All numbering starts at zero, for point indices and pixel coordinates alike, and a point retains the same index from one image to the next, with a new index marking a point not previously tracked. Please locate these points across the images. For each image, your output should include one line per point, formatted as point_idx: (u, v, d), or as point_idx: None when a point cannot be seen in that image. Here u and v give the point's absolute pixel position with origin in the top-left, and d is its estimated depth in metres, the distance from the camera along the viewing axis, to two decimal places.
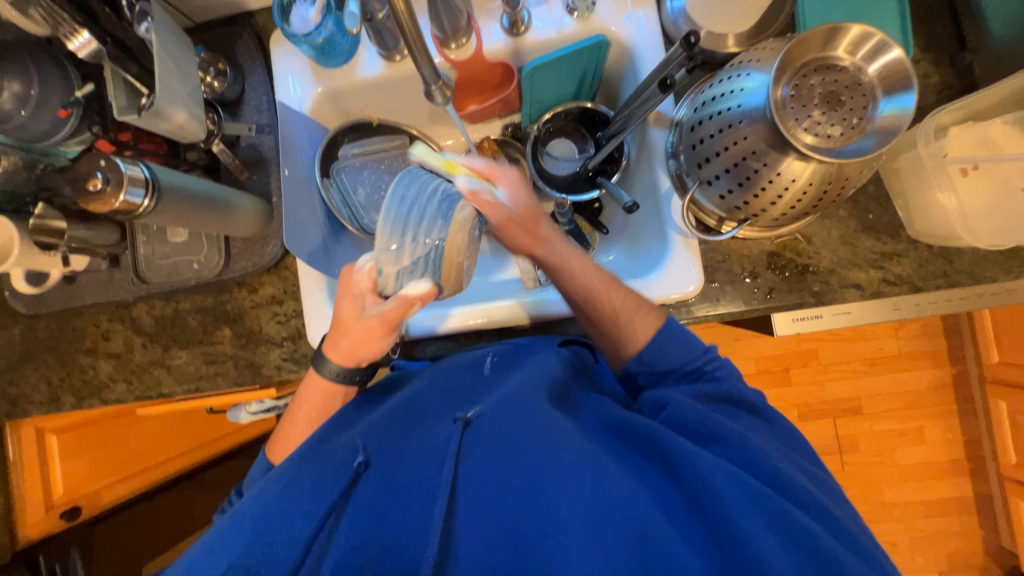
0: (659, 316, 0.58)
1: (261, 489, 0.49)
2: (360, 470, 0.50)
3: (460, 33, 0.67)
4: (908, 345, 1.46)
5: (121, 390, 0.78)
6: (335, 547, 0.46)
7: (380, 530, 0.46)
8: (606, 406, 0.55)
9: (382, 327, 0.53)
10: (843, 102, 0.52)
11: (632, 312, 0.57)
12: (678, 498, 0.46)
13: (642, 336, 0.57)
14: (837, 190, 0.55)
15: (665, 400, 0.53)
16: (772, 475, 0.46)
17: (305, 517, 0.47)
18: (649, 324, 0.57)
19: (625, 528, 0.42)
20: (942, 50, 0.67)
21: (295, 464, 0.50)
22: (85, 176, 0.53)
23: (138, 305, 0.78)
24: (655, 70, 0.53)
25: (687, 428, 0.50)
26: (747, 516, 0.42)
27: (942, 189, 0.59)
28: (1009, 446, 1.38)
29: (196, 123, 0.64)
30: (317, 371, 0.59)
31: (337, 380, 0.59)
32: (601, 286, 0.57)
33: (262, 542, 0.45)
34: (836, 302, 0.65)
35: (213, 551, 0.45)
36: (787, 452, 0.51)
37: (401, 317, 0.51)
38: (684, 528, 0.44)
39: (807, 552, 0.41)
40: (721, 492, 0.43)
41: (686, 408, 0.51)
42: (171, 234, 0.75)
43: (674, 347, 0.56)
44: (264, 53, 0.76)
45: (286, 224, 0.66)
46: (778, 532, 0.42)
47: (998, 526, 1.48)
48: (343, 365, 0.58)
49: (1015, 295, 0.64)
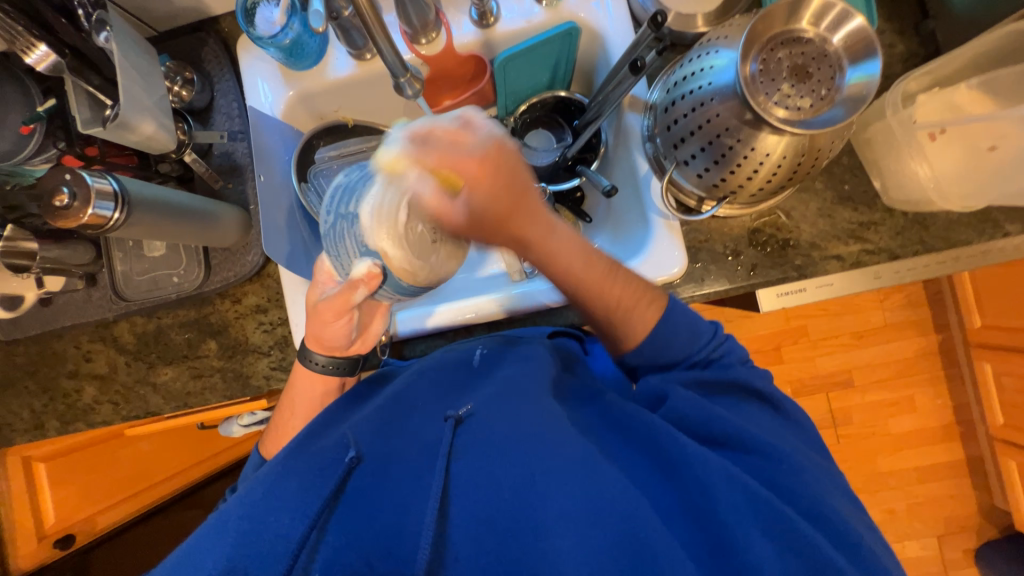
0: (662, 303, 0.55)
1: (247, 488, 0.49)
2: (354, 464, 0.50)
3: (429, 27, 0.66)
4: (893, 315, 1.49)
5: (107, 411, 0.76)
6: (324, 548, 0.45)
7: (369, 530, 0.46)
8: (607, 402, 0.56)
9: (332, 312, 0.55)
10: (811, 74, 0.52)
11: (634, 302, 0.53)
12: (673, 498, 0.47)
13: (642, 332, 0.54)
14: (811, 162, 0.55)
15: (666, 391, 0.54)
16: (767, 475, 0.47)
17: (293, 517, 0.45)
18: (649, 315, 0.54)
19: (616, 527, 0.43)
20: (904, 20, 0.67)
21: (281, 465, 0.50)
22: (51, 192, 0.51)
23: (119, 324, 0.76)
24: (626, 52, 0.53)
25: (690, 426, 0.52)
26: (739, 522, 0.43)
27: (916, 159, 0.60)
28: (996, 408, 1.41)
29: (165, 133, 0.63)
30: (303, 365, 0.62)
31: (331, 373, 0.62)
32: (601, 278, 0.52)
33: (246, 552, 0.43)
34: (817, 275, 0.66)
35: (196, 554, 0.43)
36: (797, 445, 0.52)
37: (349, 304, 0.54)
38: (679, 531, 0.45)
39: (802, 556, 0.41)
40: (716, 493, 0.44)
41: (687, 403, 0.52)
42: (147, 249, 0.73)
43: (680, 334, 0.54)
44: (232, 59, 0.75)
45: (264, 233, 0.66)
46: (774, 538, 0.42)
47: (990, 486, 1.51)
48: (329, 356, 0.61)
49: (988, 256, 0.65)
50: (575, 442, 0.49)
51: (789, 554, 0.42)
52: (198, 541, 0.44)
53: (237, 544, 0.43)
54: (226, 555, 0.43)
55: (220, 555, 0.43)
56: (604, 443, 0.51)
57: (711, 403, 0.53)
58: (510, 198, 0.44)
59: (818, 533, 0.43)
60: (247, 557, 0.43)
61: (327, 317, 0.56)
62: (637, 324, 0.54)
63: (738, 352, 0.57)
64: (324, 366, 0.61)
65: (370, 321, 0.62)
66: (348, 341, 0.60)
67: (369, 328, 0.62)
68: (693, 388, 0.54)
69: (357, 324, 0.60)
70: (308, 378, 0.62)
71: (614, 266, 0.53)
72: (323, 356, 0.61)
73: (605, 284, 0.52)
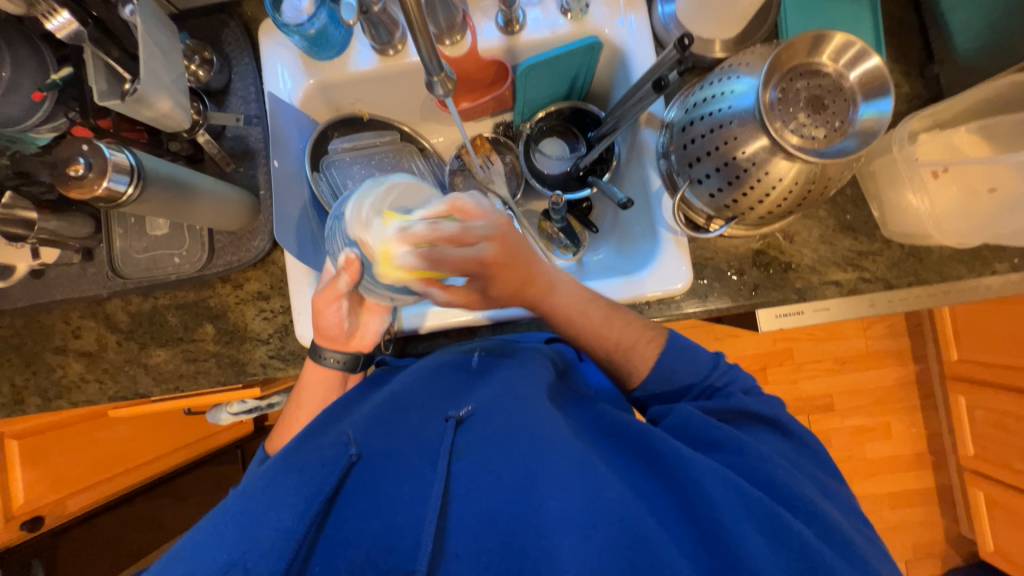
0: (659, 339, 0.60)
1: (248, 484, 0.49)
2: (354, 460, 0.50)
3: (455, 29, 0.67)
4: (876, 344, 1.54)
5: (93, 390, 0.74)
6: (324, 541, 0.47)
7: (369, 524, 0.47)
8: (603, 408, 0.57)
9: (331, 297, 0.57)
10: (827, 106, 0.54)
11: (634, 342, 0.59)
12: (673, 504, 0.47)
13: (638, 361, 0.59)
14: (820, 190, 0.58)
15: (671, 408, 0.56)
16: (767, 481, 0.48)
17: (293, 510, 0.45)
18: (648, 351, 0.59)
19: (615, 528, 0.43)
20: (911, 63, 0.71)
21: (283, 461, 0.49)
22: (65, 161, 0.50)
23: (112, 301, 0.74)
24: (648, 71, 0.55)
25: (689, 435, 0.53)
26: (737, 521, 0.43)
27: (915, 192, 0.63)
28: (967, 439, 1.46)
29: (181, 111, 0.62)
30: (315, 361, 0.62)
31: (339, 368, 0.62)
32: (601, 319, 0.58)
33: (245, 550, 0.43)
34: (816, 299, 0.68)
35: (196, 548, 0.43)
36: (799, 465, 0.53)
37: (345, 286, 0.55)
38: (676, 532, 0.45)
39: (800, 556, 0.42)
40: (715, 497, 0.45)
41: (690, 416, 0.54)
42: (150, 227, 0.71)
43: (680, 364, 0.59)
44: (253, 43, 0.74)
45: (277, 219, 0.65)
46: (771, 537, 0.43)
47: (957, 515, 1.56)
48: (341, 351, 0.61)
49: (976, 292, 0.68)
50: (573, 443, 0.49)
51: (793, 561, 0.42)
52: (198, 536, 0.44)
53: (237, 542, 0.43)
54: (221, 562, 0.42)
55: (218, 552, 0.42)
56: (600, 446, 0.52)
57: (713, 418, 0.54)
58: (507, 260, 0.52)
59: (812, 534, 0.44)
60: (245, 552, 0.42)
61: (320, 303, 0.57)
62: (635, 361, 0.59)
63: (742, 380, 0.60)
64: (333, 361, 0.62)
65: (368, 319, 0.62)
66: (345, 332, 0.60)
67: (367, 325, 0.63)
68: (702, 413, 0.55)
69: (353, 316, 0.61)
70: (313, 367, 0.62)
71: (612, 310, 0.59)
72: (334, 353, 0.61)
73: (606, 325, 0.58)
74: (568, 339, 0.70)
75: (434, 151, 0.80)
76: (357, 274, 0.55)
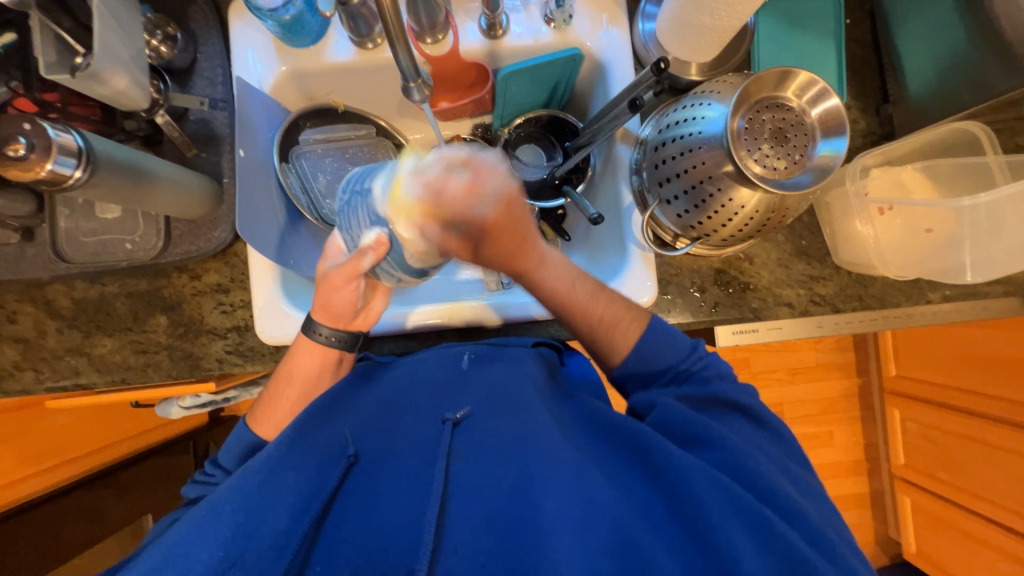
0: (642, 322, 0.60)
1: (238, 479, 0.48)
2: (352, 461, 0.52)
3: (437, 28, 0.65)
4: (825, 356, 1.63)
5: (29, 379, 0.69)
6: (322, 544, 0.47)
7: (365, 527, 0.47)
8: (594, 405, 0.58)
9: (349, 273, 0.56)
10: (789, 139, 0.57)
11: (617, 321, 0.59)
12: (661, 503, 0.48)
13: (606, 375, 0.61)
14: (778, 219, 0.61)
15: (655, 401, 0.57)
16: (754, 480, 0.49)
17: (291, 509, 0.46)
18: (632, 333, 0.59)
19: (608, 529, 0.45)
20: (868, 100, 0.75)
21: (275, 456, 0.49)
22: (4, 139, 0.46)
23: (54, 286, 0.70)
24: (626, 90, 0.56)
25: (677, 428, 0.54)
26: (723, 521, 0.45)
27: (861, 220, 0.67)
28: (899, 449, 1.57)
29: (139, 90, 0.59)
30: (305, 334, 0.60)
31: (335, 345, 0.61)
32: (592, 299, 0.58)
33: (242, 535, 0.44)
34: (770, 318, 0.72)
35: (185, 546, 0.43)
36: (777, 456, 0.54)
37: (368, 265, 0.55)
38: (665, 532, 0.46)
39: (783, 557, 0.44)
40: (702, 496, 0.46)
41: (676, 410, 0.55)
42: (99, 209, 0.67)
43: (661, 350, 0.59)
44: (222, 23, 0.71)
45: (240, 210, 0.63)
46: (757, 537, 0.44)
47: (885, 517, 1.69)
48: (334, 329, 0.60)
49: (912, 319, 0.73)
50: (566, 447, 0.51)
51: (778, 562, 0.44)
52: (187, 533, 0.44)
53: (229, 538, 0.44)
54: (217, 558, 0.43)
55: (212, 549, 0.43)
56: (592, 446, 0.53)
57: (696, 412, 0.55)
58: (509, 222, 0.49)
59: (798, 536, 0.45)
60: (241, 548, 0.44)
61: (338, 279, 0.56)
62: (621, 352, 0.60)
63: (718, 366, 0.60)
64: (328, 339, 0.61)
65: (376, 297, 0.62)
66: (354, 310, 0.60)
67: (373, 304, 0.63)
68: (684, 402, 0.56)
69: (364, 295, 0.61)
70: (302, 348, 0.60)
71: (598, 287, 0.59)
72: (331, 330, 0.60)
73: (593, 311, 0.59)
74: (554, 343, 0.70)
75: (411, 148, 0.79)
76: (383, 253, 0.53)
